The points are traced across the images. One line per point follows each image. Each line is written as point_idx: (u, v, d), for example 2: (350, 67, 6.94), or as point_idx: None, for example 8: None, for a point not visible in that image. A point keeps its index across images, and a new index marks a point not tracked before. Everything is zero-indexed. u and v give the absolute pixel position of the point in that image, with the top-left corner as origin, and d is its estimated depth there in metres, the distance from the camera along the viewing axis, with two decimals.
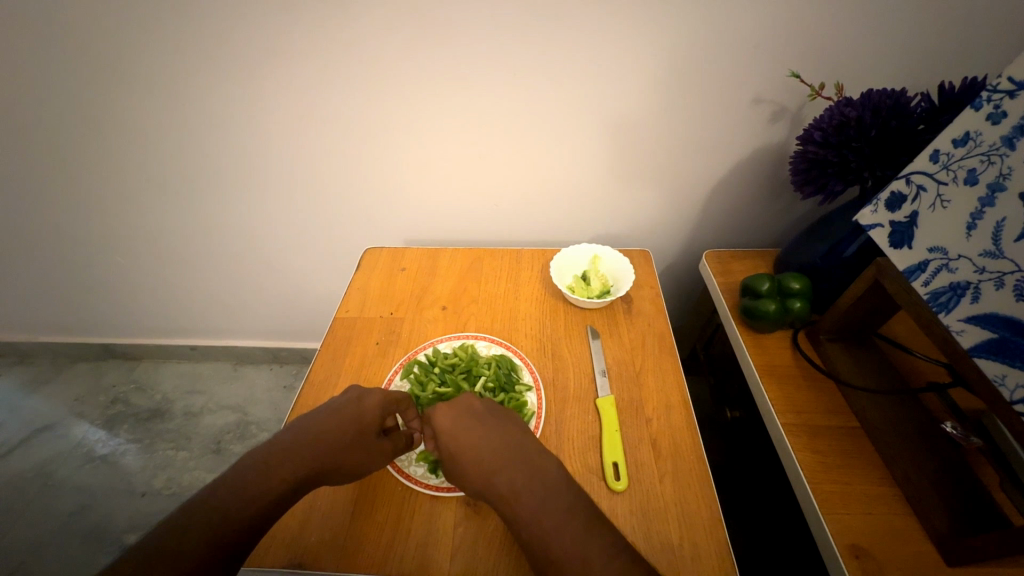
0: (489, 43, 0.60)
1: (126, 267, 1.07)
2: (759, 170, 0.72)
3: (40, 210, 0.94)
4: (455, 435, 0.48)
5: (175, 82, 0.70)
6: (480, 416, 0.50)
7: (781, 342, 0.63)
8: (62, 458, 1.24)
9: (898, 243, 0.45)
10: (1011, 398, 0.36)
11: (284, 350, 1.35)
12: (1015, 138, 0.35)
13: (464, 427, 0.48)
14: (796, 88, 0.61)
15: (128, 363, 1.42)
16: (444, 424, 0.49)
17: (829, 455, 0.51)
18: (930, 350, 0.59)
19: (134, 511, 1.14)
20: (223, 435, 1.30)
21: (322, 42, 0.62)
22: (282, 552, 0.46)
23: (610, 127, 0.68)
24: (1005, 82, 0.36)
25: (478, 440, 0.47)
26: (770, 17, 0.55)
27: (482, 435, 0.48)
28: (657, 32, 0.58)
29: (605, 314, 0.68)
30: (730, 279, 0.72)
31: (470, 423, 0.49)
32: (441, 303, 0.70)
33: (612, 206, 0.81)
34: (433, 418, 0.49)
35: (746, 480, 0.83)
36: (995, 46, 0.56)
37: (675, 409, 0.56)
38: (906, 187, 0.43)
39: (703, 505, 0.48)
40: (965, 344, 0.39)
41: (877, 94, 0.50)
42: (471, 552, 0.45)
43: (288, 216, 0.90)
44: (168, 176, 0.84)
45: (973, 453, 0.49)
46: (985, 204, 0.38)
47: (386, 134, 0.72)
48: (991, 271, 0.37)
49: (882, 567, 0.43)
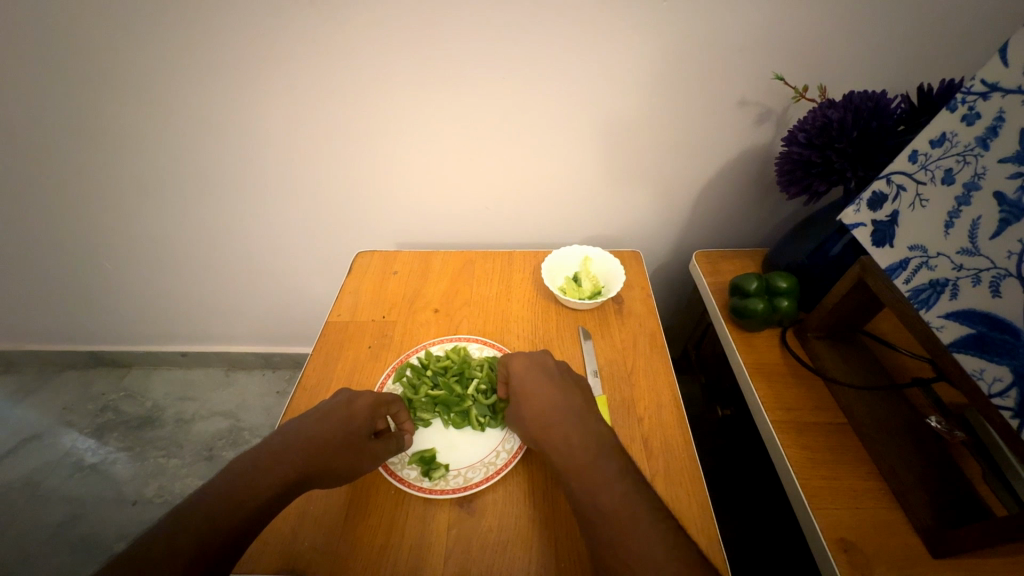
0: (479, 47, 0.61)
1: (115, 273, 1.06)
2: (746, 170, 0.73)
3: (28, 216, 0.93)
4: (527, 385, 0.51)
5: (165, 87, 0.69)
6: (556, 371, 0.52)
7: (770, 340, 0.64)
8: (50, 467, 1.22)
9: (880, 241, 0.46)
10: (989, 392, 0.37)
11: (277, 355, 1.34)
12: (988, 139, 0.36)
13: (536, 379, 0.51)
14: (781, 90, 0.62)
15: (118, 370, 1.40)
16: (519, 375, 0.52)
17: (818, 451, 0.52)
18: (915, 346, 0.61)
19: (124, 520, 1.13)
20: (215, 442, 1.29)
21: (313, 46, 0.62)
22: (274, 558, 0.45)
23: (600, 129, 0.69)
24: (978, 84, 0.37)
25: (548, 392, 0.50)
26: (755, 20, 0.56)
27: (552, 387, 0.50)
28: (645, 36, 0.58)
29: (597, 315, 0.69)
30: (719, 278, 0.73)
31: (543, 375, 0.52)
32: (433, 306, 0.70)
33: (603, 208, 0.81)
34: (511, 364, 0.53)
35: (738, 477, 0.83)
36: (972, 48, 0.57)
37: (666, 408, 0.57)
38: (887, 186, 0.44)
39: (694, 502, 0.48)
40: (946, 340, 0.40)
41: (858, 96, 0.52)
42: (466, 554, 0.46)
43: (280, 220, 0.90)
44: (158, 181, 0.84)
45: (957, 446, 0.50)
46: (962, 203, 0.39)
47: (379, 137, 0.72)
48: (968, 268, 0.38)
49: (870, 561, 0.44)
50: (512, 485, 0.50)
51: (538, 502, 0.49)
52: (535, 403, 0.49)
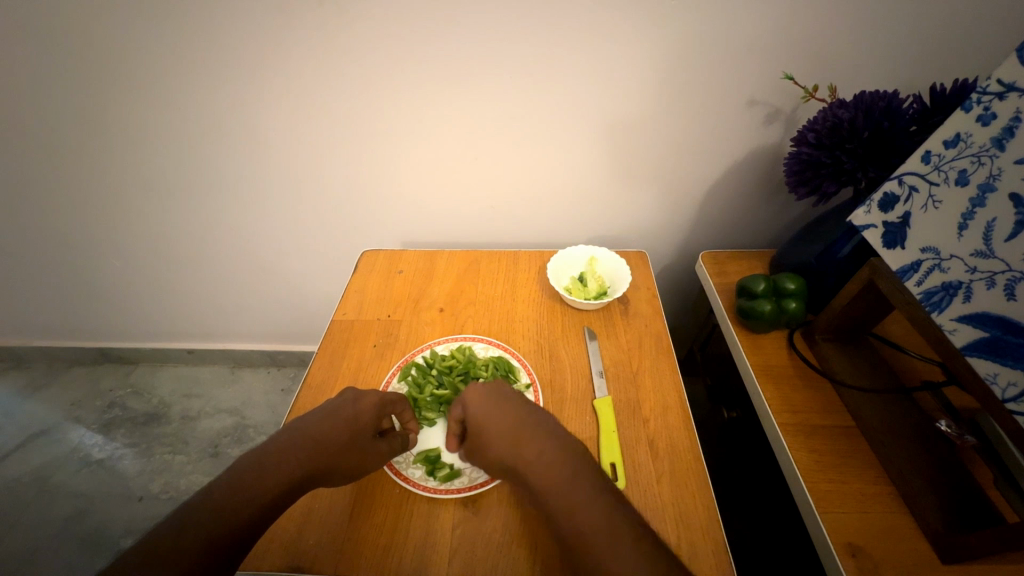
0: (486, 46, 0.60)
1: (122, 271, 1.06)
2: (754, 171, 0.72)
3: (37, 214, 0.94)
4: (486, 412, 0.49)
5: (174, 86, 0.70)
6: (512, 398, 0.51)
7: (777, 342, 0.63)
8: (58, 462, 1.23)
9: (891, 243, 0.45)
10: (1004, 396, 0.36)
11: (282, 353, 1.35)
12: (1005, 140, 0.36)
13: (497, 405, 0.49)
14: (791, 90, 0.62)
15: (124, 367, 1.41)
16: (476, 404, 0.50)
17: (825, 454, 0.51)
18: (924, 349, 0.60)
19: (130, 516, 1.14)
20: (220, 439, 1.29)
21: (320, 45, 0.62)
22: (279, 556, 0.45)
23: (607, 129, 0.68)
24: (994, 84, 0.36)
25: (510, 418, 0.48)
26: (763, 19, 0.56)
27: (513, 414, 0.48)
28: (654, 35, 0.58)
29: (602, 315, 0.68)
30: (726, 279, 0.73)
31: (501, 401, 0.50)
32: (438, 305, 0.70)
33: (608, 208, 0.81)
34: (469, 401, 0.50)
35: (743, 480, 0.83)
36: (985, 49, 0.56)
37: (673, 409, 0.57)
38: (899, 187, 0.44)
39: (701, 504, 0.48)
40: (958, 343, 0.40)
41: (870, 96, 0.51)
42: (470, 554, 0.45)
43: (286, 219, 0.90)
44: (166, 179, 0.84)
45: (967, 450, 0.49)
46: (976, 205, 0.38)
47: (385, 136, 0.72)
48: (982, 271, 0.38)
49: (878, 566, 0.43)
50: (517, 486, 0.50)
51: None
52: (498, 429, 0.47)
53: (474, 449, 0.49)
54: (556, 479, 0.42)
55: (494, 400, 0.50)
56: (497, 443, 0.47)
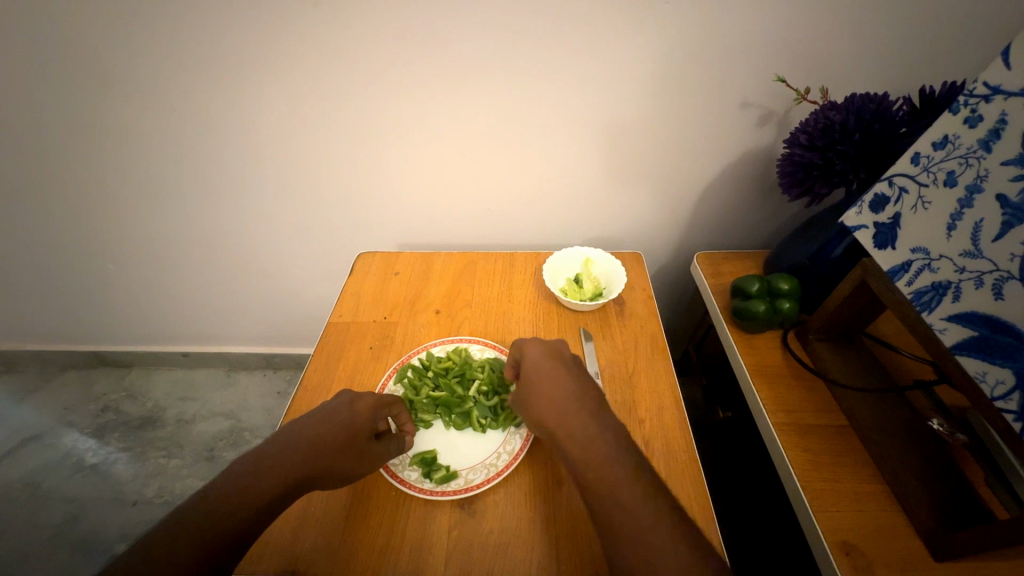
0: (482, 49, 0.61)
1: (116, 274, 1.06)
2: (748, 172, 0.73)
3: (30, 217, 0.93)
4: (541, 369, 0.50)
5: (169, 89, 0.70)
6: (569, 362, 0.51)
7: (771, 342, 0.64)
8: (51, 467, 1.22)
9: (882, 243, 0.46)
10: (992, 395, 0.37)
11: (278, 356, 1.34)
12: (991, 142, 0.36)
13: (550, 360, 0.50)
14: (783, 92, 0.62)
15: (119, 371, 1.40)
16: (532, 355, 0.51)
17: (819, 453, 0.52)
18: (916, 348, 0.61)
19: (124, 520, 1.13)
20: (215, 442, 1.29)
21: (316, 48, 0.63)
22: (275, 559, 0.45)
23: (602, 131, 0.69)
24: (980, 86, 0.37)
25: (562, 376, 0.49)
26: (756, 22, 0.56)
27: (565, 372, 0.49)
28: (647, 38, 0.59)
29: (598, 316, 0.69)
30: (721, 280, 0.73)
31: (558, 361, 0.51)
32: (435, 307, 0.70)
33: (604, 209, 0.81)
34: (527, 350, 0.52)
35: (739, 480, 0.83)
36: (975, 51, 0.57)
37: (668, 410, 0.57)
38: (889, 188, 0.44)
39: (695, 504, 0.48)
40: (948, 343, 0.40)
41: (861, 98, 0.52)
42: (466, 555, 0.46)
43: (282, 222, 0.90)
44: (161, 181, 0.84)
45: (959, 449, 0.50)
46: (964, 205, 0.39)
47: (381, 138, 0.73)
48: (971, 271, 0.38)
49: (872, 564, 0.44)
50: (513, 487, 0.50)
51: (538, 503, 0.49)
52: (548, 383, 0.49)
53: (518, 398, 0.51)
54: (591, 446, 0.43)
55: (550, 355, 0.51)
56: (543, 396, 0.48)
